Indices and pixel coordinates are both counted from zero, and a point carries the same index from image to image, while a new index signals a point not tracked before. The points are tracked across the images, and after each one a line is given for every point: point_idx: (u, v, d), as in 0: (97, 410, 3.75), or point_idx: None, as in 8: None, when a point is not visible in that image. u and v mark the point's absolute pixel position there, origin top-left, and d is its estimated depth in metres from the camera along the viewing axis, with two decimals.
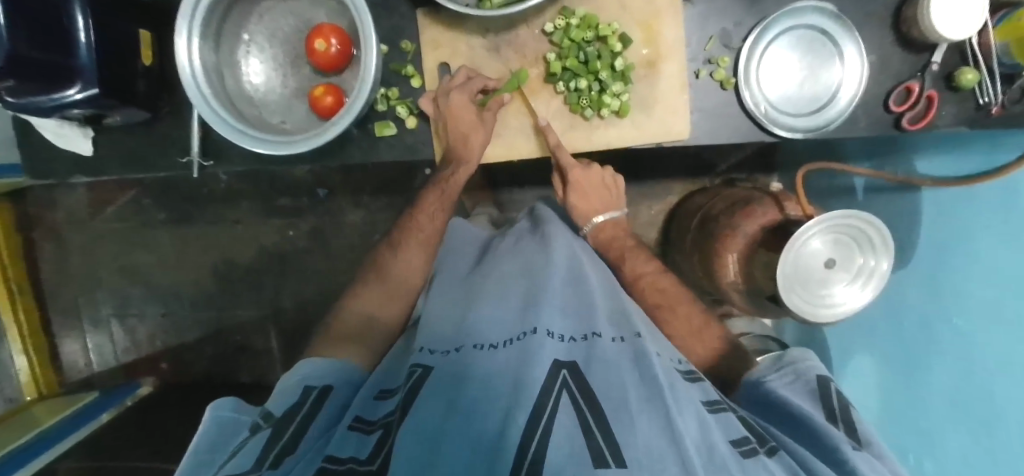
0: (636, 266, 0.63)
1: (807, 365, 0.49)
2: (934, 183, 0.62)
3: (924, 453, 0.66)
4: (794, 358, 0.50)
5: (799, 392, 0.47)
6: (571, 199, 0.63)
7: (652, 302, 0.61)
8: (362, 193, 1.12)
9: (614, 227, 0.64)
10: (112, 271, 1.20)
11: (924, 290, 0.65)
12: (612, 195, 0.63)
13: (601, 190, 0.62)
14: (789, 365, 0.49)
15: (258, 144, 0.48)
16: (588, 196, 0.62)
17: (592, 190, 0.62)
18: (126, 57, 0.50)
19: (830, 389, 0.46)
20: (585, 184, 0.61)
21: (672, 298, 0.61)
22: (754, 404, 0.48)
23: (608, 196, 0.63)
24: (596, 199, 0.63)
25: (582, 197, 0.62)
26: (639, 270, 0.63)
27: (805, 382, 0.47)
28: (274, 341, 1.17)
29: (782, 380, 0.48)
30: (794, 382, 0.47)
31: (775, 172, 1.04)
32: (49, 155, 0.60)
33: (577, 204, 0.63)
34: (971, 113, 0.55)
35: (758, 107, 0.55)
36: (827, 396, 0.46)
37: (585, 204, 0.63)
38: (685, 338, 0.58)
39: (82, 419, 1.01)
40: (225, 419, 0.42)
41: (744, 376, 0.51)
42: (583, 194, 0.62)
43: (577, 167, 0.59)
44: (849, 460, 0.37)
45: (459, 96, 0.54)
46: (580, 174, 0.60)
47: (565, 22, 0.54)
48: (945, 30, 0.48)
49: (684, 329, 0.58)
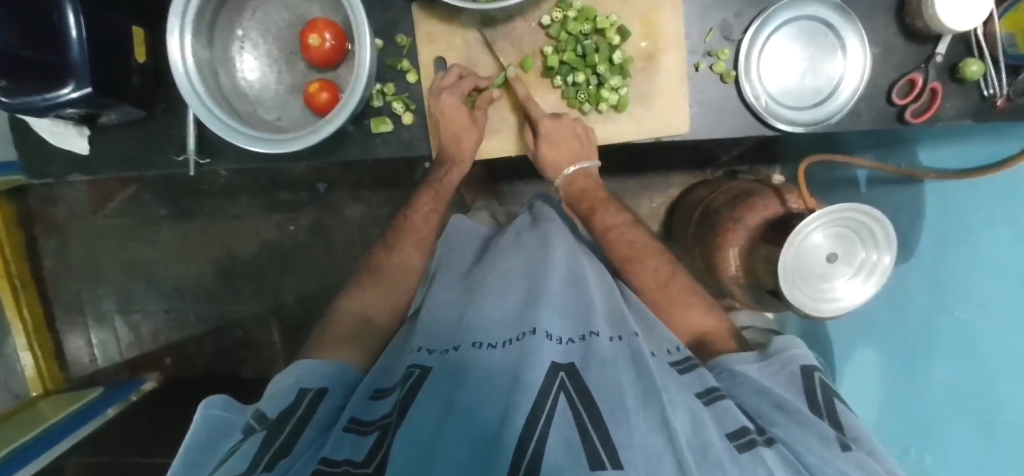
0: (605, 219, 0.61)
1: (790, 355, 0.48)
2: (936, 176, 0.62)
3: (926, 449, 0.66)
4: (778, 347, 0.49)
5: (780, 383, 0.46)
6: (541, 151, 0.57)
7: (621, 254, 0.60)
8: (362, 188, 1.11)
9: (585, 180, 0.62)
10: (114, 267, 1.21)
11: (927, 285, 0.65)
12: (585, 146, 0.57)
13: (573, 141, 0.56)
14: (773, 355, 0.48)
15: (252, 142, 0.48)
16: (559, 147, 0.57)
17: (564, 140, 0.56)
18: (118, 55, 0.49)
19: (815, 380, 0.45)
20: (557, 134, 0.55)
21: (641, 251, 0.59)
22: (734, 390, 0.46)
23: (582, 149, 0.58)
24: (567, 152, 0.58)
25: (553, 149, 0.57)
26: (608, 222, 0.61)
27: (788, 372, 0.46)
28: (276, 336, 1.18)
29: (762, 370, 0.47)
30: (776, 372, 0.46)
31: (777, 164, 1.03)
32: (45, 153, 0.60)
33: (548, 156, 0.57)
34: (976, 106, 0.54)
35: (759, 100, 0.54)
36: (811, 388, 0.45)
37: (556, 157, 0.57)
38: (654, 293, 0.58)
39: (87, 415, 1.02)
40: (219, 421, 0.42)
41: (719, 360, 0.50)
42: (554, 145, 0.56)
43: (547, 117, 0.54)
44: (839, 460, 0.36)
45: (448, 98, 0.54)
46: (550, 125, 0.54)
47: (561, 15, 0.53)
48: (951, 22, 0.47)
49: (652, 282, 0.58)
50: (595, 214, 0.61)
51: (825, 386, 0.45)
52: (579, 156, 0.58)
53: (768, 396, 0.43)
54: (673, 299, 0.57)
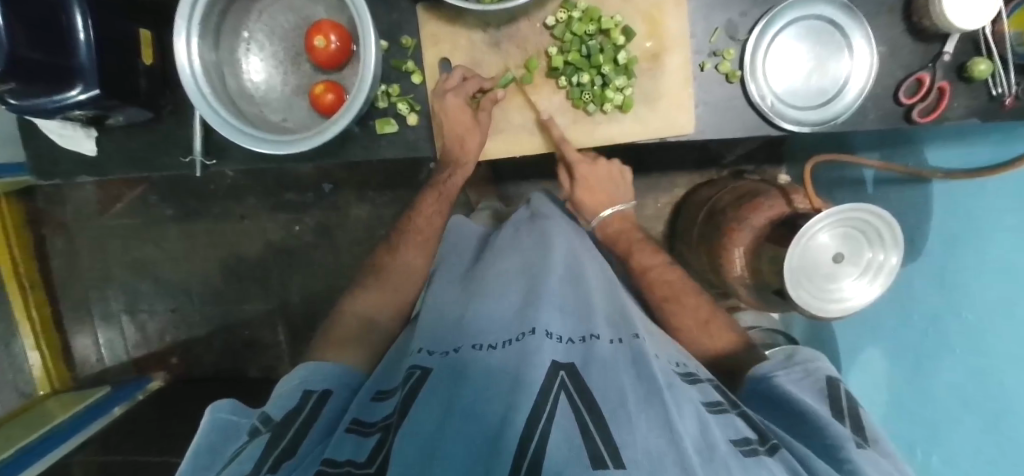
0: (642, 259, 0.62)
1: (816, 365, 0.50)
2: (944, 175, 0.62)
3: (933, 450, 0.65)
4: (803, 358, 0.51)
5: (807, 389, 0.47)
6: (577, 193, 0.64)
7: (660, 294, 0.60)
8: (367, 188, 1.12)
9: (621, 221, 0.65)
10: (121, 267, 1.22)
11: (934, 286, 0.64)
12: (619, 188, 0.64)
13: (607, 183, 0.63)
14: (798, 363, 0.50)
15: (255, 143, 0.48)
16: (596, 190, 0.63)
17: (599, 184, 0.63)
18: (126, 57, 0.50)
19: (840, 389, 0.47)
20: (593, 180, 0.62)
21: (678, 290, 0.60)
22: (758, 398, 0.48)
23: (615, 191, 0.64)
24: (603, 194, 0.64)
25: (589, 192, 0.63)
26: (646, 262, 0.62)
27: (815, 380, 0.48)
28: (282, 336, 1.18)
29: (789, 376, 0.48)
30: (803, 379, 0.48)
31: (783, 164, 1.03)
32: (54, 155, 0.60)
33: (584, 198, 0.64)
34: (984, 105, 0.53)
35: (765, 100, 0.54)
36: (836, 396, 0.46)
37: (591, 198, 0.64)
38: (694, 333, 0.58)
39: (94, 413, 1.03)
40: (225, 425, 0.42)
41: (750, 372, 0.51)
42: (590, 188, 0.63)
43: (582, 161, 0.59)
44: (852, 459, 0.37)
45: (453, 99, 0.54)
46: (585, 169, 0.60)
47: (566, 15, 0.54)
48: (958, 21, 0.47)
49: (692, 323, 0.58)
50: (632, 255, 0.62)
51: (851, 395, 0.46)
52: (613, 197, 0.64)
53: (788, 402, 0.45)
54: (713, 337, 0.57)
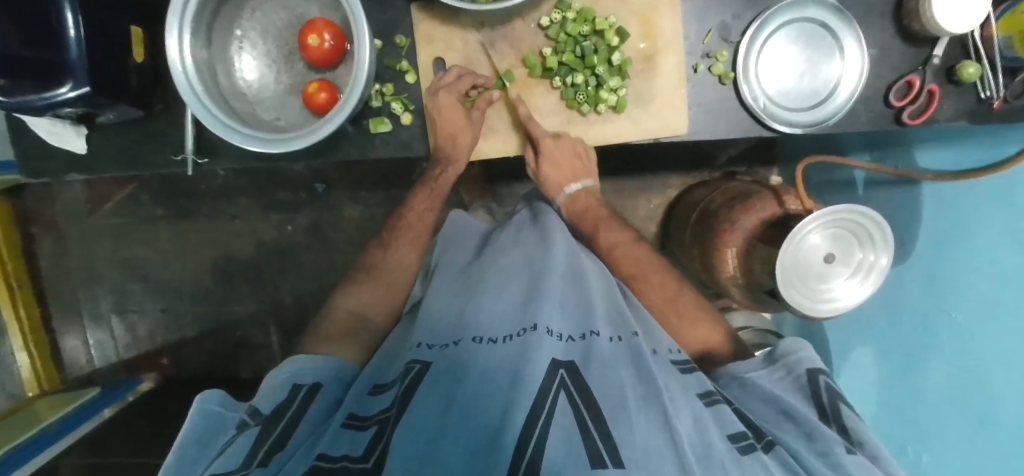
0: (629, 263, 0.62)
1: (796, 358, 0.48)
2: (934, 177, 0.62)
3: (923, 449, 0.66)
4: (783, 350, 0.50)
5: (788, 388, 0.47)
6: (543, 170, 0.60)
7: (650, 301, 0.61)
8: (360, 188, 1.11)
9: (586, 195, 0.65)
10: (111, 268, 1.20)
11: (924, 289, 0.65)
12: (584, 165, 0.60)
13: (573, 161, 0.59)
14: (780, 359, 0.49)
15: (249, 140, 0.48)
16: (560, 166, 0.59)
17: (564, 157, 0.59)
18: (116, 54, 0.49)
19: (820, 384, 0.46)
20: (557, 155, 0.58)
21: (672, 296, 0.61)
22: (739, 394, 0.48)
23: (579, 165, 0.60)
24: (567, 168, 0.60)
25: (554, 167, 0.60)
26: (639, 268, 0.62)
27: (794, 377, 0.48)
28: (274, 336, 1.17)
29: (772, 375, 0.48)
30: (784, 378, 0.48)
31: (775, 165, 1.04)
32: (43, 151, 0.60)
33: (548, 174, 0.60)
34: (973, 107, 0.54)
35: (757, 102, 0.54)
36: (817, 393, 0.46)
37: (556, 174, 0.60)
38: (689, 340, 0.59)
39: (83, 415, 1.02)
40: (213, 414, 0.41)
41: (728, 370, 0.50)
42: (554, 163, 0.59)
43: (549, 137, 0.56)
44: (842, 464, 0.37)
45: (447, 97, 0.54)
46: (551, 143, 0.56)
47: (561, 16, 0.54)
48: (947, 24, 0.47)
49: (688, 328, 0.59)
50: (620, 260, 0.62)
51: (831, 390, 0.46)
52: (578, 172, 0.61)
53: (777, 402, 0.45)
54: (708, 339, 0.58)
